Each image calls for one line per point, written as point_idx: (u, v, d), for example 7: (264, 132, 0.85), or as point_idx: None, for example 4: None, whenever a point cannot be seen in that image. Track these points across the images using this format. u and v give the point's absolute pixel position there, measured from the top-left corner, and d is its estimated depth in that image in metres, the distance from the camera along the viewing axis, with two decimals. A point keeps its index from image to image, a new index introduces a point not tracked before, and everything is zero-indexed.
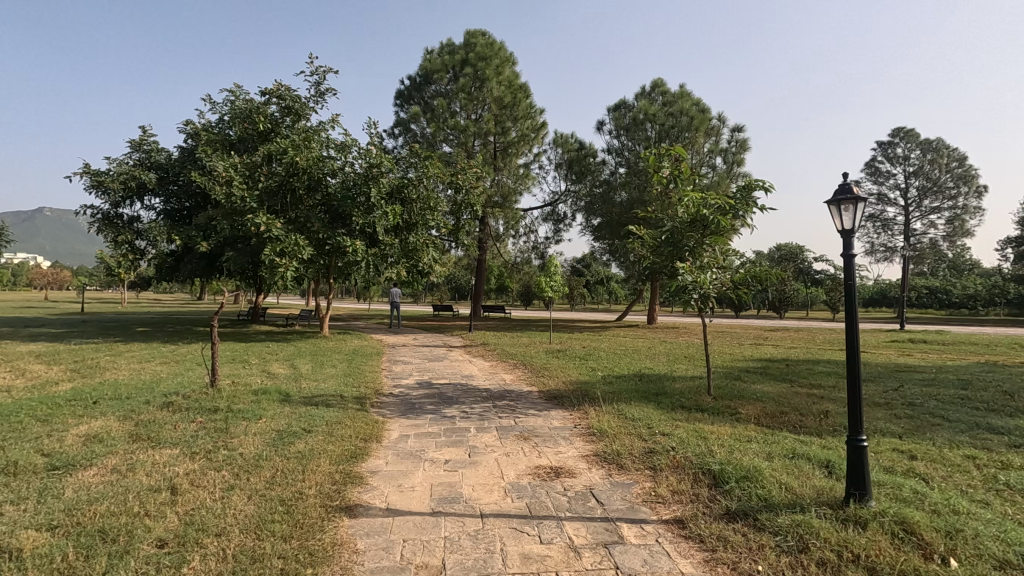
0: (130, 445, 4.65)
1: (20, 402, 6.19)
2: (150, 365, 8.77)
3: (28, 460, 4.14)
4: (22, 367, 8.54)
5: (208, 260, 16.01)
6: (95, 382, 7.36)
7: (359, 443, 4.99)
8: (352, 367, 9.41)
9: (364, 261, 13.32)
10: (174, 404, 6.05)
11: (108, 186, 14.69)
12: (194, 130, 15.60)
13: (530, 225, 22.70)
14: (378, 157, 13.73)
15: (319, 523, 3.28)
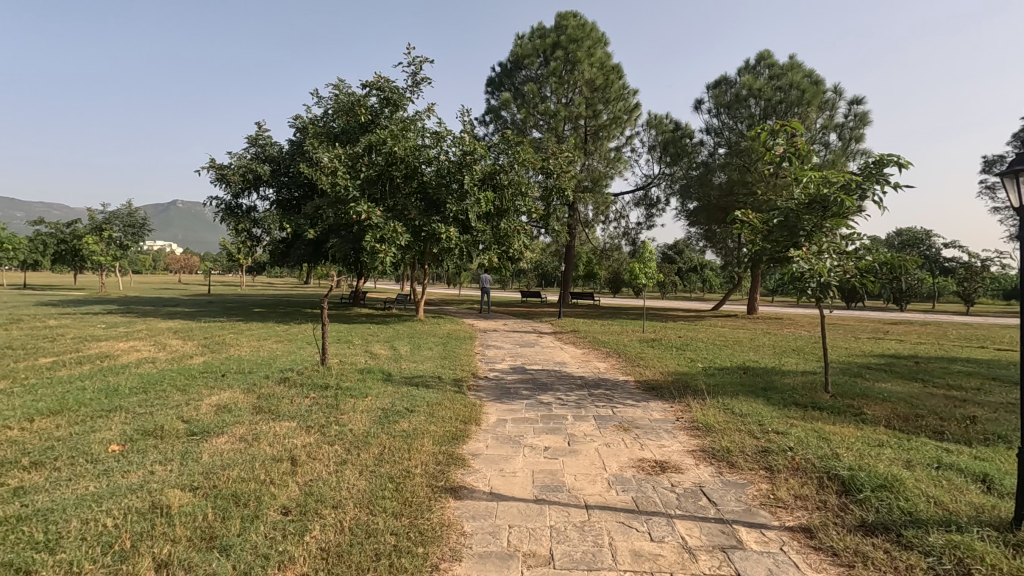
0: (254, 416, 5.03)
1: (163, 372, 6.93)
2: (267, 343, 9.52)
3: (172, 425, 4.59)
4: (163, 342, 9.59)
5: (314, 247, 17.14)
6: (222, 357, 8.08)
7: (459, 425, 5.06)
8: (448, 350, 9.64)
9: (457, 247, 13.59)
10: (291, 380, 6.49)
11: (230, 178, 16.10)
12: (302, 124, 16.64)
13: (620, 210, 22.12)
14: (471, 144, 13.88)
15: (426, 503, 3.34)
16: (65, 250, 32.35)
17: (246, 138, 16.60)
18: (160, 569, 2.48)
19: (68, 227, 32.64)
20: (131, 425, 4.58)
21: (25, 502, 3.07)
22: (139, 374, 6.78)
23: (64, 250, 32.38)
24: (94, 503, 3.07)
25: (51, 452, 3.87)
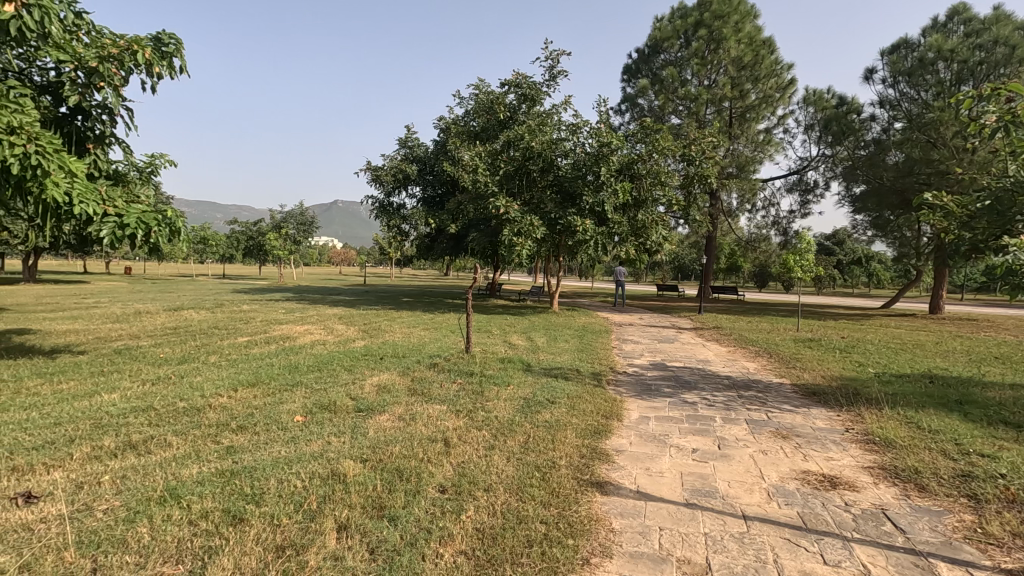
0: (410, 397, 5.43)
1: (333, 354, 7.80)
2: (417, 330, 10.26)
3: (343, 401, 5.14)
4: (331, 327, 10.80)
5: (455, 241, 18.11)
6: (379, 341, 8.88)
7: (600, 419, 4.99)
8: (584, 343, 9.61)
9: (593, 239, 13.43)
10: (439, 365, 6.92)
11: (384, 178, 17.60)
12: (446, 124, 17.61)
13: (770, 197, 20.27)
14: (608, 135, 13.52)
15: (574, 495, 3.34)
16: (253, 245, 38.01)
17: (397, 141, 17.99)
18: (340, 531, 2.77)
19: (255, 226, 38.26)
20: (311, 399, 5.20)
21: (236, 459, 3.63)
22: (313, 355, 7.70)
23: (252, 245, 38.04)
24: (287, 465, 3.53)
25: (252, 418, 4.54)
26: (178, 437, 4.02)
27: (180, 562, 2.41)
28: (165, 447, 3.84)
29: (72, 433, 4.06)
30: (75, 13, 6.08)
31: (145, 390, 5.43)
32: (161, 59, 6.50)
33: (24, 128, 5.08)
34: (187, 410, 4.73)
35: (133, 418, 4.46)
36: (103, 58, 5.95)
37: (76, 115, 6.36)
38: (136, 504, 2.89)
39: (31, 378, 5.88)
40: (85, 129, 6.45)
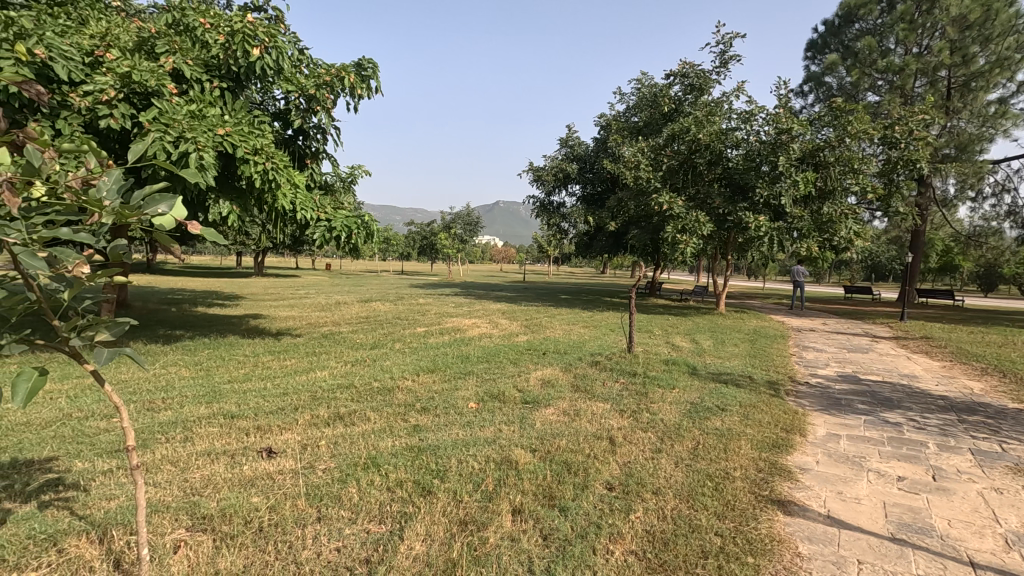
0: (573, 394, 5.52)
1: (500, 346, 8.25)
2: (577, 327, 10.37)
3: (511, 393, 5.42)
4: (496, 321, 11.43)
5: (614, 238, 17.91)
6: (541, 337, 9.16)
7: (780, 432, 4.57)
8: (757, 349, 8.85)
9: (768, 236, 12.30)
10: (602, 363, 6.93)
11: (545, 178, 18.05)
12: (606, 122, 17.53)
13: (1003, 182, 16.59)
14: (788, 120, 12.24)
15: (751, 510, 3.12)
16: (427, 244, 41.80)
17: (558, 141, 18.33)
18: (515, 514, 2.93)
19: (429, 227, 42.02)
20: (482, 388, 5.56)
21: (421, 437, 4.04)
22: (482, 346, 8.22)
23: (425, 245, 41.91)
24: (465, 447, 3.83)
25: (432, 401, 5.00)
26: (375, 413, 4.58)
27: (383, 522, 2.76)
28: (366, 420, 4.42)
29: (296, 403, 4.86)
30: (299, 50, 7.25)
31: (346, 370, 6.30)
32: (362, 82, 7.44)
33: (264, 149, 6.21)
34: (380, 390, 5.38)
35: (340, 393, 5.21)
36: (319, 85, 7.01)
37: (298, 136, 7.58)
38: (346, 468, 3.38)
39: (265, 355, 7.17)
40: (304, 148, 7.67)
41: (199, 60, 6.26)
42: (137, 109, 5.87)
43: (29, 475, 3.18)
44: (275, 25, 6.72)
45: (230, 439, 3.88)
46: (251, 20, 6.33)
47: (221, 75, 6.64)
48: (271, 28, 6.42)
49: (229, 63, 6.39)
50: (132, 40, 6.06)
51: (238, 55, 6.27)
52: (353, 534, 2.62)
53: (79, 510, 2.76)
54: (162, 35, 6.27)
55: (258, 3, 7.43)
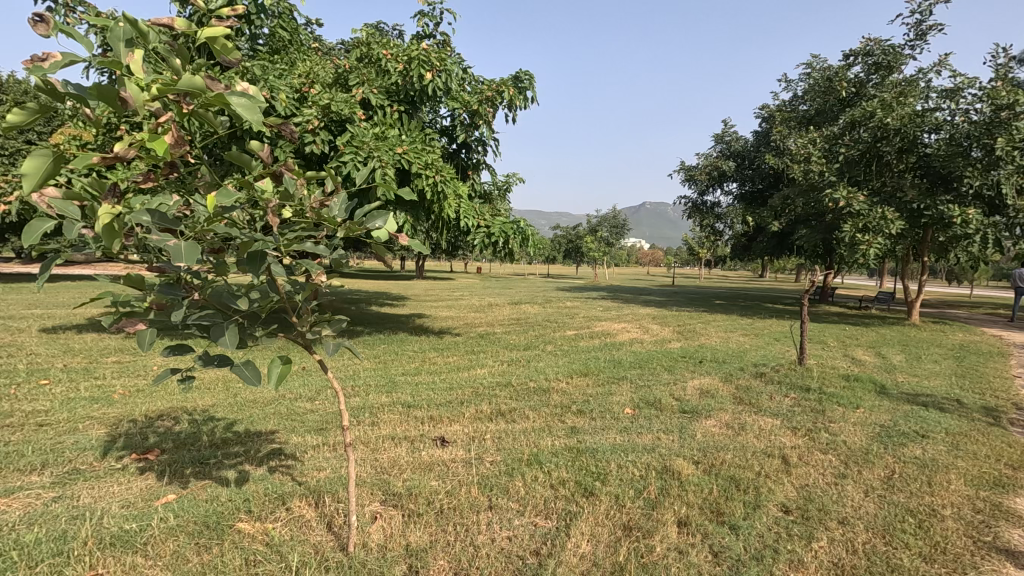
0: (736, 406, 5.19)
1: (652, 352, 8.03)
2: (736, 335, 9.70)
3: (668, 401, 5.25)
4: (646, 326, 11.15)
5: (778, 239, 16.42)
6: (697, 344, 8.73)
7: (1003, 469, 3.83)
8: (965, 367, 7.49)
9: (979, 233, 10.34)
10: (767, 375, 6.40)
11: (698, 177, 17.16)
12: (769, 113, 16.19)
13: None
14: (1009, 93, 10.18)
15: (968, 557, 2.66)
16: (572, 247, 42.20)
17: (713, 137, 17.30)
18: (681, 526, 2.86)
19: (574, 230, 42.49)
20: (636, 394, 5.47)
21: (579, 439, 4.10)
22: (634, 352, 8.08)
23: (570, 248, 42.28)
24: (623, 453, 3.81)
25: (588, 405, 5.05)
26: (534, 412, 4.76)
27: (549, 518, 2.87)
28: (526, 418, 4.61)
29: (462, 397, 5.24)
30: (464, 69, 7.81)
31: (503, 370, 6.62)
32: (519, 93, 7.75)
33: (434, 163, 6.79)
34: (536, 390, 5.58)
35: (500, 391, 5.49)
36: (482, 101, 7.47)
37: (462, 149, 8.17)
38: (511, 462, 3.56)
39: (430, 351, 7.83)
40: (467, 160, 8.23)
41: (382, 88, 7.08)
42: (333, 135, 6.80)
43: (259, 444, 3.85)
44: (444, 49, 7.33)
45: (408, 426, 4.31)
46: (424, 48, 6.99)
47: (400, 99, 7.42)
48: (441, 53, 7.03)
49: (405, 87, 7.12)
50: (330, 75, 7.06)
51: (414, 79, 6.96)
52: (522, 525, 2.77)
53: (298, 476, 3.28)
54: (354, 69, 7.20)
55: (428, 31, 8.13)
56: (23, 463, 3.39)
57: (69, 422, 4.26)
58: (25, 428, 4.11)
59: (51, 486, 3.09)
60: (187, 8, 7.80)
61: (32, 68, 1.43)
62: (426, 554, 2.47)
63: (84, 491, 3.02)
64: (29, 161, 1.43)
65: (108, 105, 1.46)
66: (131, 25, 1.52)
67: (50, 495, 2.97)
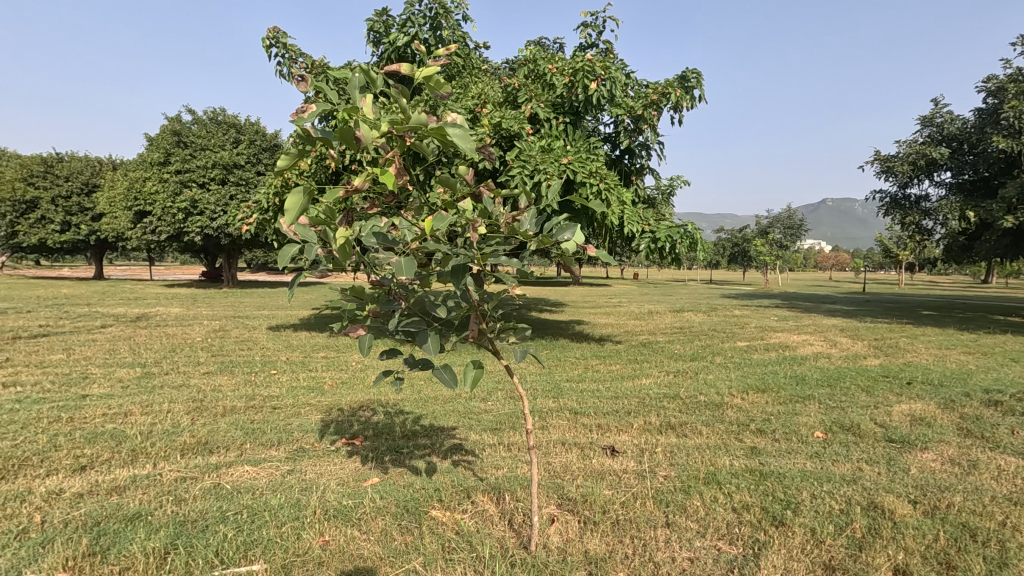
0: (962, 438, 4.35)
1: (842, 369, 7.10)
2: (954, 354, 8.14)
3: (869, 426, 4.59)
4: (833, 339, 9.88)
5: (1013, 237, 13.45)
6: (901, 362, 7.51)
7: None
8: None
9: None
10: (1004, 404, 5.25)
11: (897, 169, 14.68)
12: (998, 85, 13.41)
13: None
14: None
15: None
16: (738, 251, 39.27)
17: (919, 119, 14.70)
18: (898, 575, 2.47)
19: (740, 232, 39.67)
20: (828, 416, 4.88)
21: (762, 461, 3.77)
22: (820, 367, 7.21)
23: (737, 252, 39.33)
24: (816, 481, 3.41)
25: (770, 424, 4.63)
26: (707, 427, 4.50)
27: (734, 544, 2.69)
28: (699, 434, 4.38)
29: (629, 407, 5.16)
30: (627, 75, 7.74)
31: (670, 381, 6.36)
32: (685, 93, 7.44)
33: (598, 171, 6.82)
34: (708, 405, 5.27)
35: (669, 403, 5.29)
36: (647, 105, 7.31)
37: (625, 155, 8.10)
38: (687, 479, 3.40)
39: (593, 359, 7.84)
40: (630, 165, 8.13)
41: (548, 101, 7.34)
42: (502, 150, 7.21)
43: (442, 438, 4.21)
44: (608, 57, 7.36)
45: (577, 432, 4.37)
46: (589, 58, 7.08)
47: (565, 111, 7.62)
48: (606, 62, 7.06)
49: (570, 99, 7.29)
50: (500, 94, 7.51)
51: (579, 91, 7.10)
52: (704, 548, 2.63)
53: (479, 472, 3.52)
54: (522, 86, 7.57)
55: (590, 41, 8.22)
56: (265, 438, 4.13)
57: (294, 407, 5.07)
58: (264, 409, 5.00)
59: (286, 460, 3.70)
60: (380, 48, 8.88)
61: (295, 120, 1.75)
62: (606, 563, 2.48)
63: (309, 467, 3.57)
64: (290, 197, 1.76)
65: (348, 145, 1.73)
66: (363, 74, 1.77)
67: (285, 468, 3.56)
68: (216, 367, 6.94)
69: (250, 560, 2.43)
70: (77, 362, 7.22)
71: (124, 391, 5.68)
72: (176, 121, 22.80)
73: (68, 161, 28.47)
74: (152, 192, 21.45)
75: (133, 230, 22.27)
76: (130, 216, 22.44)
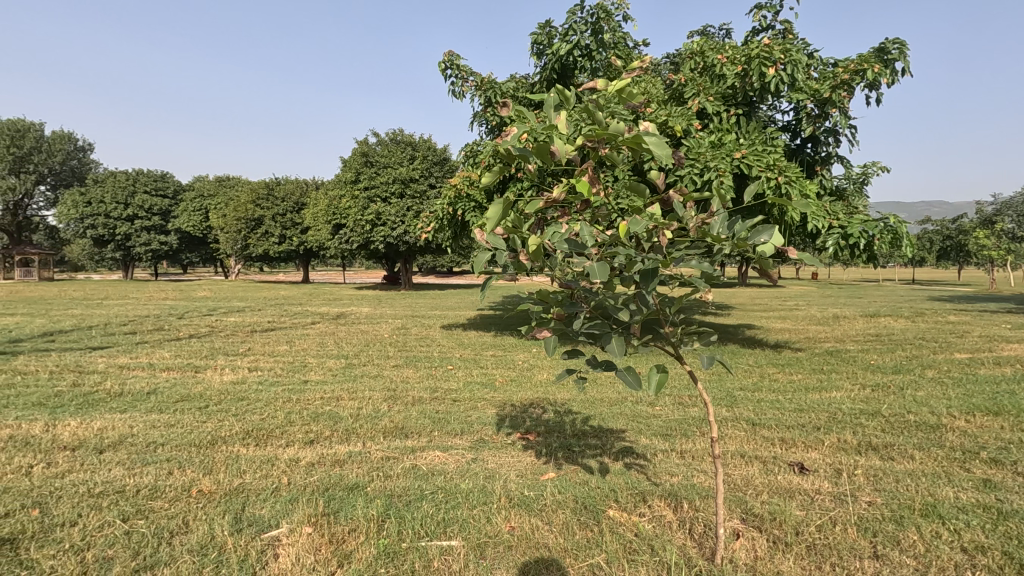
0: None
1: None
2: None
3: None
4: None
5: None
6: None
7: None
8: None
9: None
10: None
11: None
12: None
13: None
14: None
15: None
16: (951, 245, 33.20)
17: None
18: None
19: (954, 223, 33.54)
20: None
21: (999, 497, 3.17)
22: None
23: (951, 247, 33.05)
24: None
25: (1008, 454, 3.85)
26: (921, 452, 3.90)
27: None
28: (909, 458, 3.82)
29: (817, 422, 4.67)
30: (809, 55, 7.04)
31: (868, 395, 5.60)
32: (884, 67, 6.53)
33: (777, 163, 6.31)
34: (920, 426, 4.55)
35: (867, 420, 4.68)
36: (835, 85, 6.55)
37: (808, 144, 7.37)
38: (897, 508, 3.00)
39: (770, 366, 7.23)
40: (813, 155, 7.38)
41: (717, 94, 7.00)
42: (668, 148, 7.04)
43: (613, 440, 4.24)
44: (788, 38, 6.76)
45: (757, 445, 4.08)
46: (766, 43, 6.59)
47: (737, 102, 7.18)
48: (786, 44, 6.48)
49: (743, 89, 6.85)
50: (665, 91, 7.35)
51: (753, 79, 6.63)
52: None
53: (653, 477, 3.48)
54: (689, 81, 7.31)
55: (765, 23, 7.62)
56: (450, 428, 4.55)
57: (471, 400, 5.50)
58: (446, 401, 5.50)
59: (470, 449, 4.05)
60: (542, 59, 9.19)
61: (499, 139, 1.92)
62: None
63: (490, 457, 3.86)
64: (493, 208, 1.94)
65: (546, 160, 1.87)
66: (560, 94, 1.90)
67: (470, 456, 3.90)
68: (402, 361, 7.80)
69: (450, 536, 2.72)
70: (297, 352, 8.65)
71: (334, 379, 6.67)
72: (364, 143, 25.98)
73: (284, 184, 34.07)
74: (346, 207, 24.72)
75: (332, 241, 25.87)
76: (329, 229, 26.10)
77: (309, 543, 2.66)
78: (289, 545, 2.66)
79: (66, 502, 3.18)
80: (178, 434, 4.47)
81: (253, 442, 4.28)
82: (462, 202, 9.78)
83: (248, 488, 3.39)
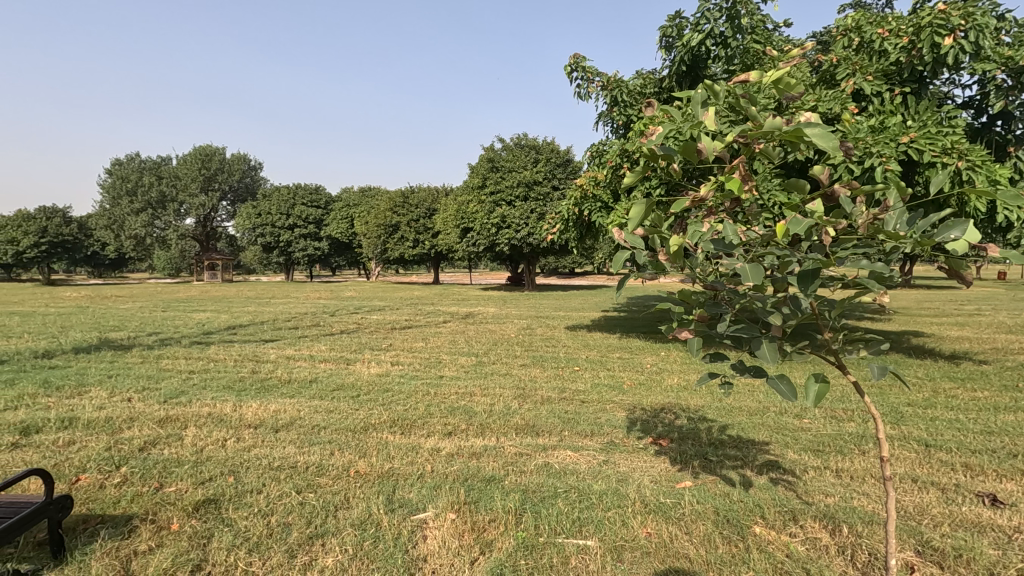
0: None
1: None
2: None
3: None
4: None
5: None
6: None
7: None
8: None
9: None
10: None
11: None
12: None
13: None
14: None
15: None
16: None
17: None
18: None
19: None
20: None
21: None
22: None
23: None
24: None
25: None
26: None
27: None
28: None
29: (1012, 447, 3.98)
30: (1000, 17, 6.02)
31: None
32: None
33: (956, 146, 5.50)
34: None
35: None
36: None
37: (997, 122, 6.32)
38: None
39: (946, 380, 6.28)
40: (1004, 134, 6.31)
41: (879, 72, 6.28)
42: None
43: (755, 451, 3.97)
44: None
45: (933, 469, 3.58)
46: (940, 9, 5.77)
47: (903, 79, 6.35)
48: (968, 7, 5.60)
49: (910, 64, 6.06)
50: (813, 74, 6.74)
51: (924, 51, 5.84)
52: None
53: (803, 495, 3.20)
54: (842, 61, 6.62)
55: None
56: (580, 428, 4.57)
57: (599, 402, 5.47)
58: (574, 401, 5.54)
59: (601, 451, 4.03)
60: (672, 52, 8.87)
61: (643, 139, 1.90)
62: None
63: (622, 460, 3.82)
64: (634, 208, 1.92)
65: (692, 159, 1.81)
66: (708, 90, 1.82)
67: (601, 458, 3.89)
68: (530, 361, 7.98)
69: (586, 535, 2.74)
70: (432, 349, 9.23)
71: (466, 375, 7.02)
72: (491, 150, 26.88)
73: (418, 192, 36.45)
74: (473, 212, 25.82)
75: (460, 244, 27.18)
76: (458, 233, 27.43)
77: (453, 528, 2.84)
78: (435, 528, 2.86)
79: (253, 472, 3.72)
80: (336, 419, 5.00)
81: (399, 431, 4.66)
82: (589, 202, 9.74)
83: (397, 472, 3.70)
